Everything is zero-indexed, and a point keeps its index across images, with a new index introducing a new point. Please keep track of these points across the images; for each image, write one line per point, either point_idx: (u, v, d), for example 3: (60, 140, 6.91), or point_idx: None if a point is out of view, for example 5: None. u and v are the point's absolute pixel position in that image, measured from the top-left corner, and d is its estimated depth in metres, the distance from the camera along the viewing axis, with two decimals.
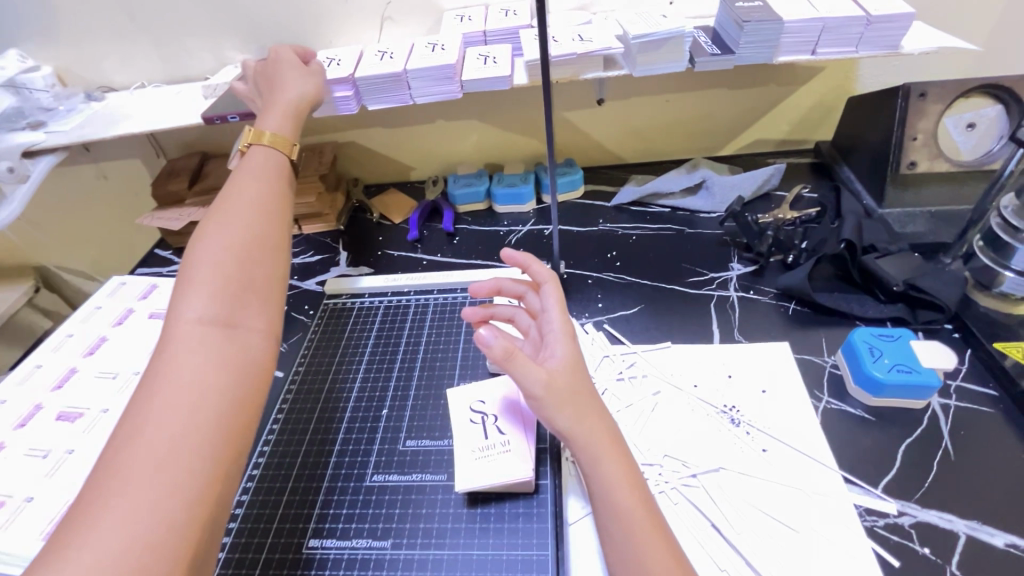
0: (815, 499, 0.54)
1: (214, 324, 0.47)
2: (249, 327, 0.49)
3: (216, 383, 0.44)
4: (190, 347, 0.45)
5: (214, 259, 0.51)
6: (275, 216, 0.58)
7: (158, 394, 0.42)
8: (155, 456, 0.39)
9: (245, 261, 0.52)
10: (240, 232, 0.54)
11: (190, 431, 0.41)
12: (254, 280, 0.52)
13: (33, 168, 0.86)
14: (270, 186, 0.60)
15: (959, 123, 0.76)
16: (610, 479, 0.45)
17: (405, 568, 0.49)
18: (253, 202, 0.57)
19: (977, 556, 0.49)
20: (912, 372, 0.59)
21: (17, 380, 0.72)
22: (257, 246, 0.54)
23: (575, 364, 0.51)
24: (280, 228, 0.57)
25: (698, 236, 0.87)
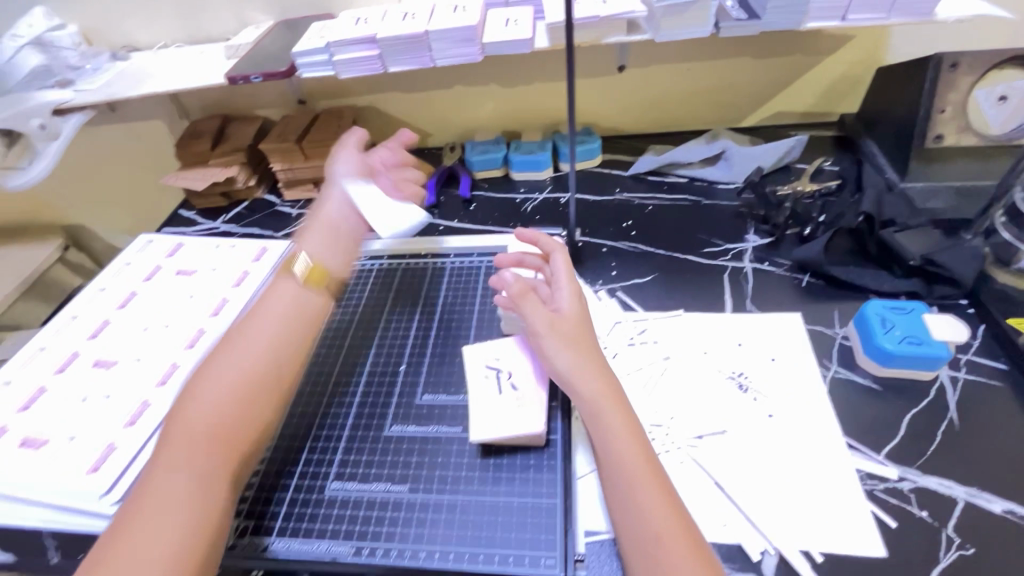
0: (817, 462, 0.55)
1: (237, 394, 0.53)
2: (244, 418, 0.52)
3: (200, 470, 0.48)
4: (188, 438, 0.49)
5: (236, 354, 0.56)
6: (302, 308, 0.63)
7: (153, 483, 0.47)
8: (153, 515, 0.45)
9: (261, 358, 0.56)
10: (267, 329, 0.59)
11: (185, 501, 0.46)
12: (260, 378, 0.55)
13: (64, 125, 0.87)
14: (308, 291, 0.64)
15: (989, 95, 0.73)
16: (613, 428, 0.47)
17: (421, 509, 0.52)
18: (282, 301, 0.62)
19: (973, 520, 0.51)
20: (922, 344, 0.59)
21: (54, 330, 0.76)
22: (275, 345, 0.58)
23: (579, 309, 0.55)
24: (304, 326, 0.61)
25: (715, 208, 0.87)
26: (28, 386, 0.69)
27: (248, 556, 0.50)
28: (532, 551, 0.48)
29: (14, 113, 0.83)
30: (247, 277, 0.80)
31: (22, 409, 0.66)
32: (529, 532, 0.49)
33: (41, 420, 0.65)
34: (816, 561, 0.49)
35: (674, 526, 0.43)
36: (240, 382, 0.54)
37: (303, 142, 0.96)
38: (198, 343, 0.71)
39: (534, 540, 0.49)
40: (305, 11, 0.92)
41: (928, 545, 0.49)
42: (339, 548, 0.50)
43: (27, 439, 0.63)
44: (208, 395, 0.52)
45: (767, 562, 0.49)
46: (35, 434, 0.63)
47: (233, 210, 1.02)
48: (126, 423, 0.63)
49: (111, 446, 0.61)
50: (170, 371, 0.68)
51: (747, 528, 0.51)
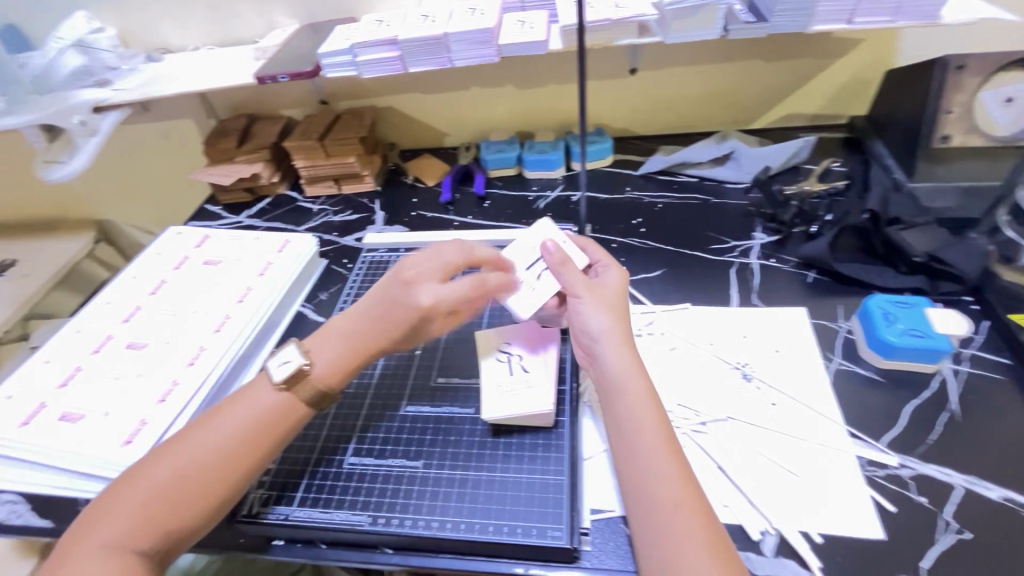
0: (819, 449, 0.57)
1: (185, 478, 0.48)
2: (166, 521, 0.47)
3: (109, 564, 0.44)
4: (110, 530, 0.46)
5: (187, 448, 0.50)
6: (266, 410, 0.53)
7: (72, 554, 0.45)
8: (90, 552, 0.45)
9: (208, 460, 0.49)
10: (228, 425, 0.52)
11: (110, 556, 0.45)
12: (200, 483, 0.49)
13: (102, 122, 0.92)
14: (298, 401, 0.54)
15: (996, 97, 0.75)
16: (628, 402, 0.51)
17: (434, 483, 0.54)
18: (248, 402, 0.53)
19: (971, 507, 0.52)
20: (925, 337, 0.61)
21: (90, 314, 0.80)
22: (229, 450, 0.50)
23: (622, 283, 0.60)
24: (262, 440, 0.52)
25: (724, 206, 0.89)
26: (65, 365, 0.73)
27: (272, 523, 0.53)
28: (539, 523, 0.50)
29: (57, 111, 0.88)
30: (271, 267, 0.84)
31: (60, 386, 0.70)
32: (537, 506, 0.52)
33: (78, 396, 0.69)
34: (815, 541, 0.50)
35: (684, 492, 0.45)
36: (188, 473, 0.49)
37: (325, 140, 0.99)
38: (225, 327, 0.75)
39: (542, 513, 0.51)
40: (329, 15, 0.96)
41: (926, 529, 0.50)
42: (356, 517, 0.53)
43: (65, 413, 0.67)
44: (142, 495, 0.47)
45: (767, 541, 0.51)
46: (72, 409, 0.67)
47: (257, 205, 1.07)
48: (157, 400, 0.66)
49: (143, 420, 0.64)
50: (198, 353, 0.72)
51: (748, 509, 0.53)
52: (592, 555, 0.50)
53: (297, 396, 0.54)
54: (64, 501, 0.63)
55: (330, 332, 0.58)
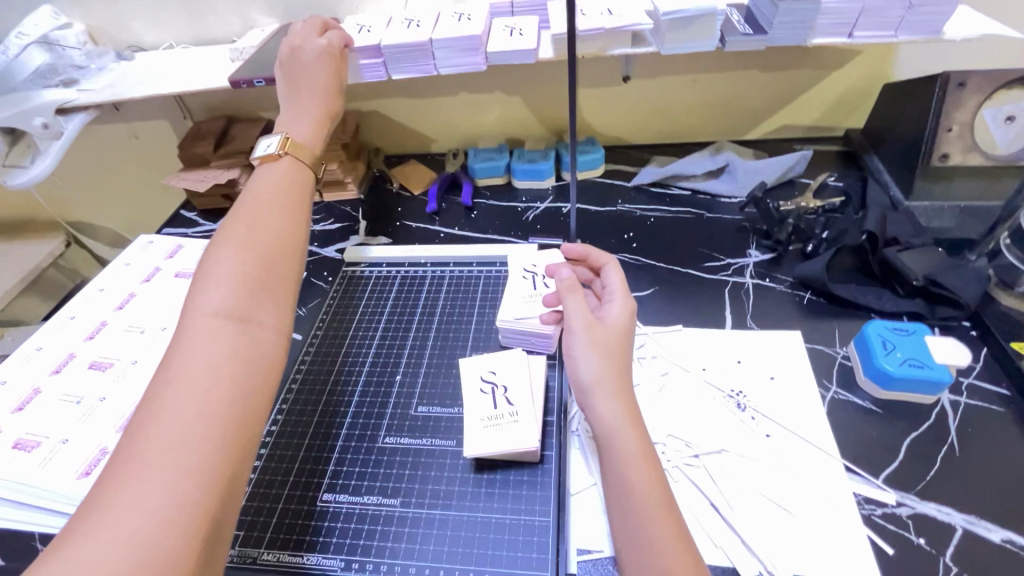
0: (815, 486, 0.54)
1: (228, 318, 0.46)
2: (244, 382, 0.44)
3: (222, 423, 0.41)
4: (184, 388, 0.41)
5: (211, 300, 0.46)
6: (293, 178, 0.60)
7: (147, 432, 0.39)
8: (165, 443, 0.38)
9: (233, 313, 0.46)
10: (233, 254, 0.50)
11: (191, 434, 0.39)
12: (257, 364, 0.45)
13: (66, 125, 0.87)
14: (296, 161, 0.62)
15: (997, 115, 0.73)
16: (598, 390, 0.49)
17: (412, 524, 0.51)
18: (263, 193, 0.57)
19: (971, 549, 0.50)
20: (924, 367, 0.59)
21: (52, 330, 0.76)
22: (252, 264, 0.50)
23: (627, 320, 0.55)
24: (298, 196, 0.59)
25: (717, 221, 0.87)
26: (22, 386, 0.69)
27: (238, 567, 0.50)
28: (525, 569, 0.48)
29: (17, 112, 0.83)
30: None
31: (15, 410, 0.66)
32: (520, 550, 0.49)
33: (35, 421, 0.64)
34: None
35: (682, 557, 0.42)
36: (222, 369, 0.43)
37: None
38: None
39: (525, 558, 0.48)
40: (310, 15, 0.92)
41: (925, 574, 0.48)
42: (329, 561, 0.49)
43: (19, 441, 0.62)
44: (194, 381, 0.42)
45: None
46: (27, 436, 0.63)
47: None
48: (120, 427, 0.63)
49: (103, 450, 0.60)
50: None
51: (742, 551, 0.50)
52: None
53: (298, 159, 0.62)
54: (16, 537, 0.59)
55: (300, 89, 0.69)
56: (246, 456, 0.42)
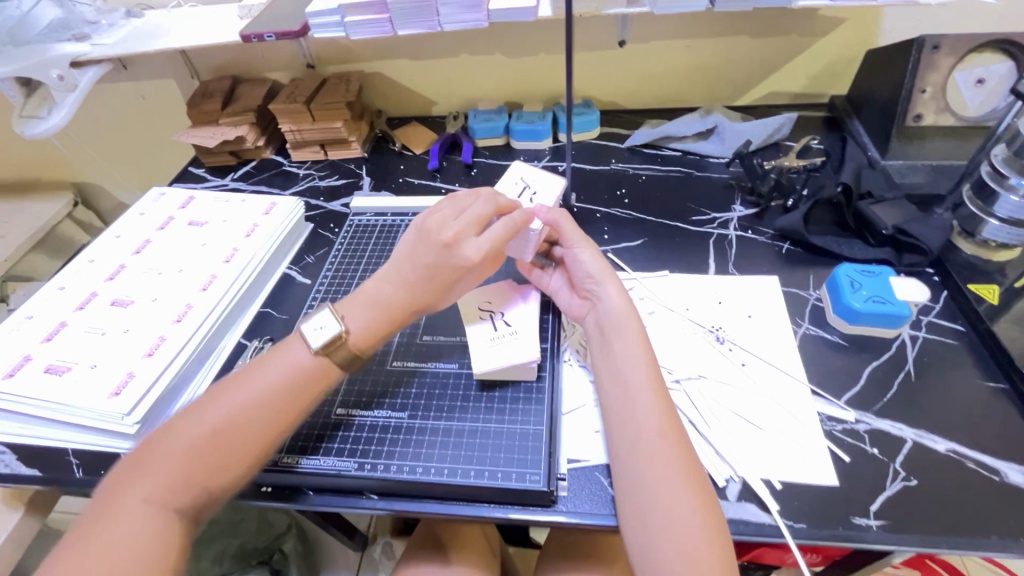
0: (783, 406, 0.60)
1: (185, 483, 0.49)
2: (184, 503, 0.49)
3: (144, 533, 0.47)
4: (143, 490, 0.48)
5: (191, 427, 0.51)
6: (302, 367, 0.55)
7: (102, 526, 0.47)
8: (106, 545, 0.46)
9: (203, 456, 0.50)
10: (234, 399, 0.53)
11: (131, 550, 0.46)
12: (199, 479, 0.50)
13: (81, 77, 0.90)
14: (325, 364, 0.56)
15: (969, 78, 0.78)
16: (645, 413, 0.52)
17: (419, 432, 0.57)
18: (266, 371, 0.55)
19: (919, 457, 0.56)
20: (886, 303, 0.64)
21: (72, 272, 0.80)
22: (241, 431, 0.52)
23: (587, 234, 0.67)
24: (297, 397, 0.54)
25: (705, 179, 0.91)
26: (49, 320, 0.73)
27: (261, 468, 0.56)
28: (520, 468, 0.53)
29: (36, 62, 0.84)
30: (258, 228, 0.84)
31: (44, 340, 0.70)
32: (517, 454, 0.54)
33: (64, 350, 0.69)
34: (775, 488, 0.54)
35: None
36: (187, 467, 0.49)
37: (312, 104, 0.98)
38: (211, 286, 0.75)
39: (521, 461, 0.54)
40: None
41: (876, 476, 0.54)
42: (343, 463, 0.55)
43: (50, 366, 0.67)
44: (143, 487, 0.48)
45: (730, 487, 0.54)
46: (58, 362, 0.68)
47: (241, 168, 1.06)
48: (144, 354, 0.67)
49: (131, 373, 0.65)
50: (185, 311, 0.72)
51: (714, 457, 0.56)
52: (568, 499, 0.53)
53: (333, 365, 0.56)
54: (52, 452, 0.65)
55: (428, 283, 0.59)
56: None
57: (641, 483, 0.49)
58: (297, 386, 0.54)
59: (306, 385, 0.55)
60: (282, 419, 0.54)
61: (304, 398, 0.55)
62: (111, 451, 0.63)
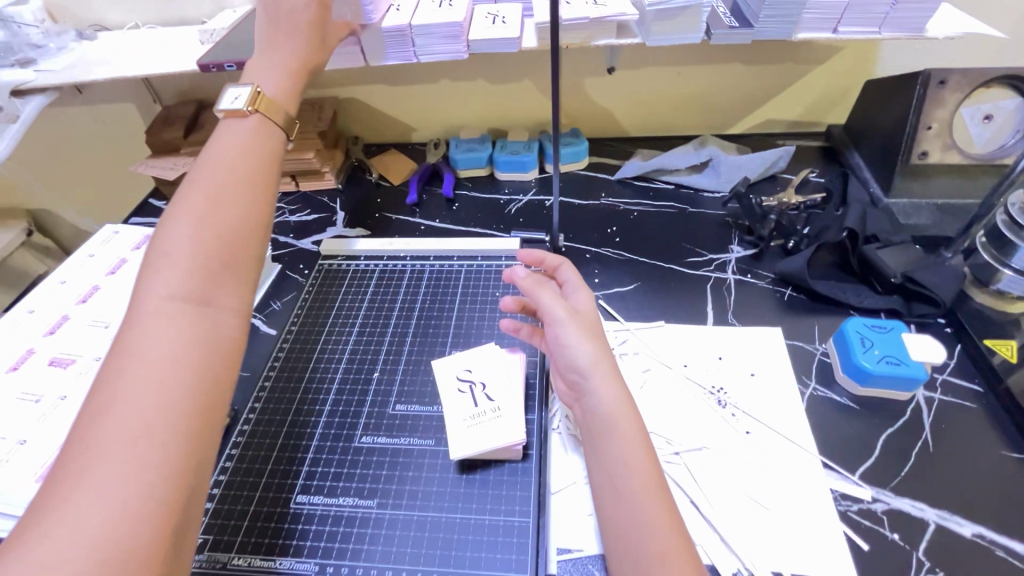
0: (792, 482, 0.55)
1: (186, 302, 0.44)
2: (200, 364, 0.42)
3: (165, 394, 0.40)
4: (150, 354, 0.41)
5: (178, 240, 0.46)
6: (252, 144, 0.55)
7: (96, 428, 0.37)
8: (122, 439, 0.37)
9: (202, 271, 0.46)
10: (184, 232, 0.47)
11: (160, 402, 0.39)
12: (208, 260, 0.47)
13: (23, 107, 0.81)
14: (265, 122, 0.58)
15: (976, 114, 0.74)
16: (641, 521, 0.43)
17: (388, 526, 0.50)
18: (230, 148, 0.54)
19: (943, 543, 0.51)
20: (900, 364, 0.59)
21: (7, 325, 0.72)
22: (222, 217, 0.49)
23: (593, 306, 0.56)
24: (264, 161, 0.55)
25: (701, 216, 0.86)
26: None
27: (206, 572, 0.49)
28: (504, 571, 0.47)
29: None
30: None
31: None
32: (501, 552, 0.48)
33: None
34: None
35: None
36: (179, 354, 0.42)
37: None
38: None
39: (505, 560, 0.48)
40: None
41: (899, 567, 0.49)
42: (303, 565, 0.48)
43: None
44: (149, 359, 0.41)
45: None
46: None
47: None
48: None
49: None
50: None
51: (720, 547, 0.51)
52: None
53: (268, 118, 0.58)
54: None
55: None
56: (205, 453, 0.40)
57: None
58: (261, 158, 0.55)
59: (268, 150, 0.57)
60: (265, 209, 0.53)
61: (273, 161, 0.56)
62: None
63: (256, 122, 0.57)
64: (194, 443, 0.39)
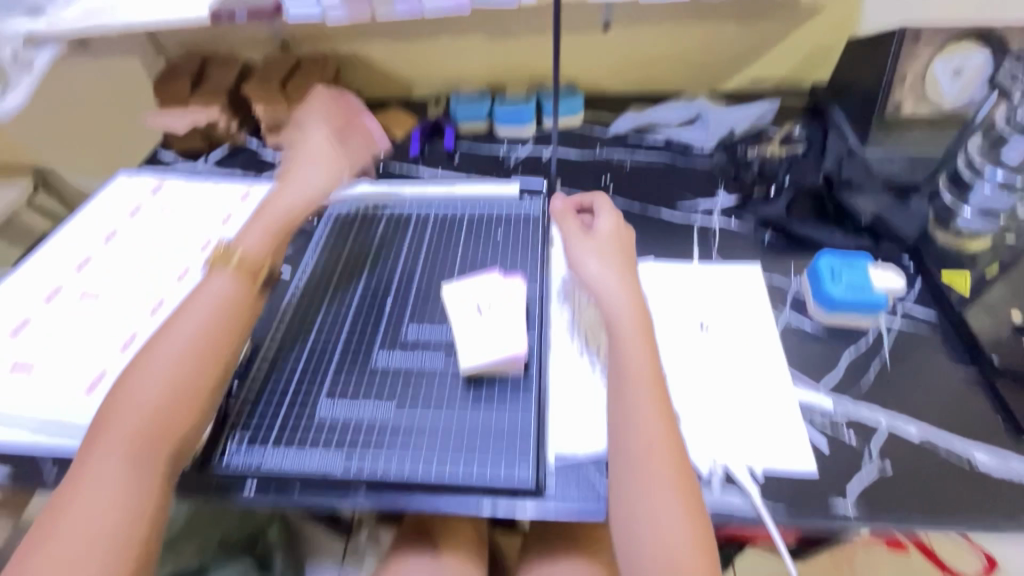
0: (764, 395, 0.61)
1: (147, 435, 0.48)
2: (176, 397, 0.50)
3: (133, 448, 0.47)
4: (104, 462, 0.47)
5: (150, 369, 0.51)
6: (227, 292, 0.56)
7: (66, 504, 0.45)
8: (73, 521, 0.44)
9: (153, 421, 0.49)
10: (153, 382, 0.50)
11: (115, 503, 0.45)
12: (165, 419, 0.49)
13: (37, 56, 0.84)
14: (237, 278, 0.57)
15: (947, 68, 0.78)
16: (644, 424, 0.51)
17: (406, 429, 0.57)
18: (199, 310, 0.54)
19: (893, 442, 0.58)
20: (863, 292, 0.66)
21: (36, 263, 0.76)
22: (183, 371, 0.51)
23: (614, 229, 0.67)
24: (236, 315, 0.55)
25: (690, 167, 0.91)
26: (13, 315, 0.70)
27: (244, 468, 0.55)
28: (507, 462, 0.54)
29: None
30: (233, 217, 0.82)
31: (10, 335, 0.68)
32: (505, 448, 0.55)
33: (31, 346, 0.67)
34: (758, 478, 0.55)
35: None
36: (162, 401, 0.50)
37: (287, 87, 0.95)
38: (190, 276, 0.74)
39: (508, 454, 0.54)
40: None
41: (852, 461, 0.56)
42: (331, 460, 0.55)
43: (18, 362, 0.65)
44: (113, 439, 0.48)
45: (714, 477, 0.55)
46: (25, 358, 0.65)
47: (213, 154, 1.02)
48: (119, 349, 0.66)
49: (103, 371, 0.64)
50: (160, 303, 0.71)
51: (698, 449, 0.57)
52: (555, 491, 0.54)
53: (242, 270, 0.57)
54: None
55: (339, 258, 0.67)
56: (165, 494, 0.48)
57: (637, 498, 0.48)
58: (236, 300, 0.56)
59: (237, 302, 0.56)
60: (241, 303, 0.56)
61: (270, 237, 0.61)
62: None
63: (228, 277, 0.57)
64: (150, 494, 0.47)
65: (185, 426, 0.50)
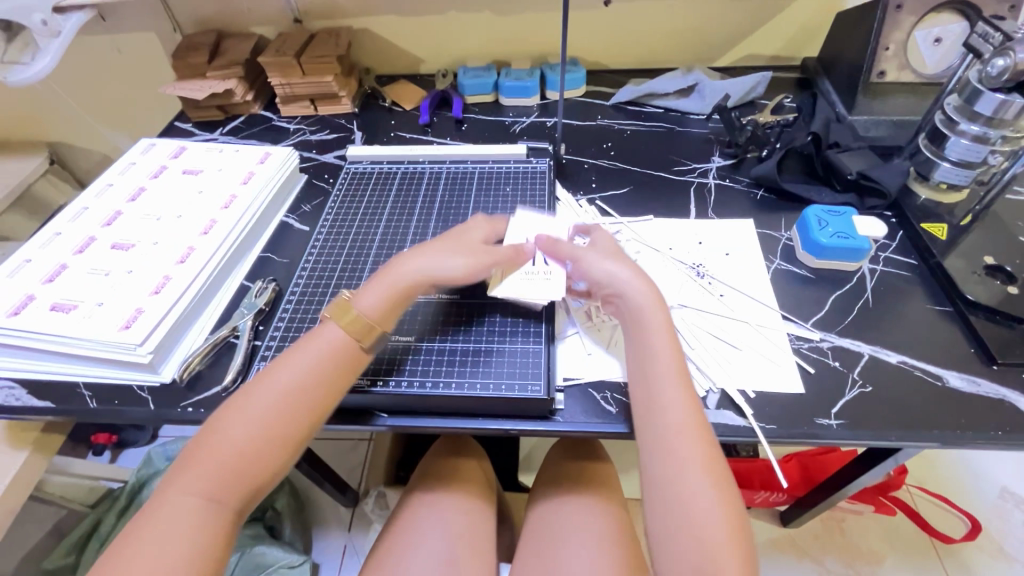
0: (756, 328, 0.66)
1: (277, 417, 0.51)
2: (299, 392, 0.53)
3: (256, 425, 0.51)
4: (230, 432, 0.50)
5: (292, 363, 0.54)
6: (339, 349, 0.56)
7: (197, 455, 0.50)
8: (199, 476, 0.49)
9: (283, 407, 0.52)
10: (272, 395, 0.52)
11: (233, 467, 0.49)
12: (296, 405, 0.52)
13: (65, 24, 0.88)
14: (348, 339, 0.56)
15: (927, 37, 0.84)
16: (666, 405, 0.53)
17: (425, 355, 0.62)
18: (337, 327, 0.57)
19: (875, 367, 0.63)
20: (849, 238, 0.71)
21: (67, 218, 0.80)
22: (318, 372, 0.54)
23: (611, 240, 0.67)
24: (339, 375, 0.55)
25: (687, 134, 0.96)
26: (49, 262, 0.74)
27: None
28: (521, 381, 0.59)
29: (19, 6, 0.82)
30: (254, 176, 0.85)
31: (46, 281, 0.71)
32: (518, 370, 0.60)
33: (67, 289, 0.70)
34: (750, 396, 0.60)
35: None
36: (290, 388, 0.53)
37: (302, 58, 0.99)
38: (213, 230, 0.77)
39: (522, 375, 0.59)
40: None
41: (838, 384, 0.61)
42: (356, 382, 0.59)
43: (56, 303, 0.68)
44: (248, 413, 0.51)
45: (710, 397, 0.60)
46: (63, 300, 0.69)
47: (230, 123, 1.06)
48: (150, 291, 0.69)
49: (139, 309, 0.67)
50: (188, 252, 0.74)
51: (696, 373, 0.62)
52: (564, 411, 0.59)
53: (351, 336, 0.56)
54: (63, 386, 0.66)
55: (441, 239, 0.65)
56: (266, 473, 0.51)
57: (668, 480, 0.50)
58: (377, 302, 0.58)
59: (343, 368, 0.56)
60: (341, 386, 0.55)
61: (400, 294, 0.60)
62: (123, 382, 0.66)
63: (340, 339, 0.56)
64: (254, 470, 0.50)
65: (310, 417, 0.53)
